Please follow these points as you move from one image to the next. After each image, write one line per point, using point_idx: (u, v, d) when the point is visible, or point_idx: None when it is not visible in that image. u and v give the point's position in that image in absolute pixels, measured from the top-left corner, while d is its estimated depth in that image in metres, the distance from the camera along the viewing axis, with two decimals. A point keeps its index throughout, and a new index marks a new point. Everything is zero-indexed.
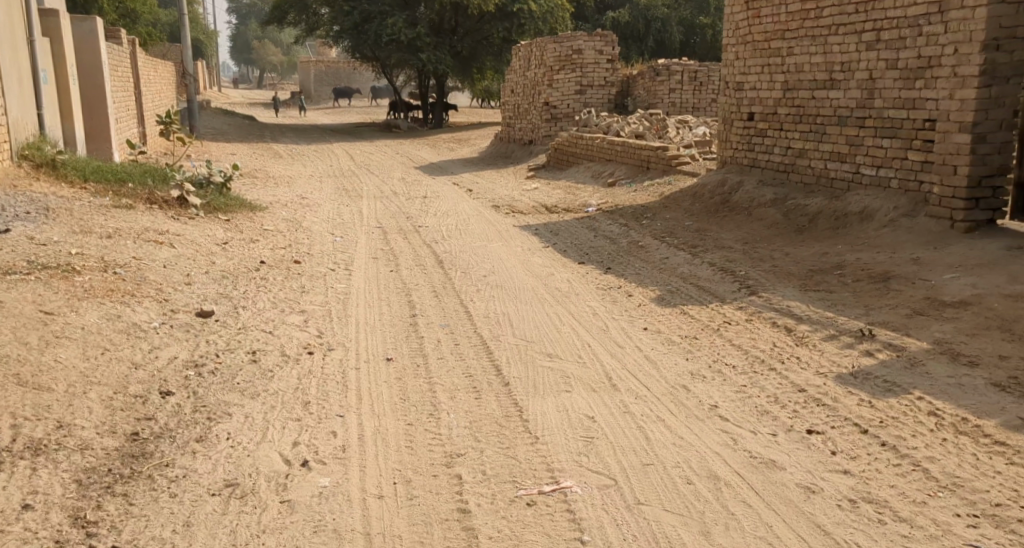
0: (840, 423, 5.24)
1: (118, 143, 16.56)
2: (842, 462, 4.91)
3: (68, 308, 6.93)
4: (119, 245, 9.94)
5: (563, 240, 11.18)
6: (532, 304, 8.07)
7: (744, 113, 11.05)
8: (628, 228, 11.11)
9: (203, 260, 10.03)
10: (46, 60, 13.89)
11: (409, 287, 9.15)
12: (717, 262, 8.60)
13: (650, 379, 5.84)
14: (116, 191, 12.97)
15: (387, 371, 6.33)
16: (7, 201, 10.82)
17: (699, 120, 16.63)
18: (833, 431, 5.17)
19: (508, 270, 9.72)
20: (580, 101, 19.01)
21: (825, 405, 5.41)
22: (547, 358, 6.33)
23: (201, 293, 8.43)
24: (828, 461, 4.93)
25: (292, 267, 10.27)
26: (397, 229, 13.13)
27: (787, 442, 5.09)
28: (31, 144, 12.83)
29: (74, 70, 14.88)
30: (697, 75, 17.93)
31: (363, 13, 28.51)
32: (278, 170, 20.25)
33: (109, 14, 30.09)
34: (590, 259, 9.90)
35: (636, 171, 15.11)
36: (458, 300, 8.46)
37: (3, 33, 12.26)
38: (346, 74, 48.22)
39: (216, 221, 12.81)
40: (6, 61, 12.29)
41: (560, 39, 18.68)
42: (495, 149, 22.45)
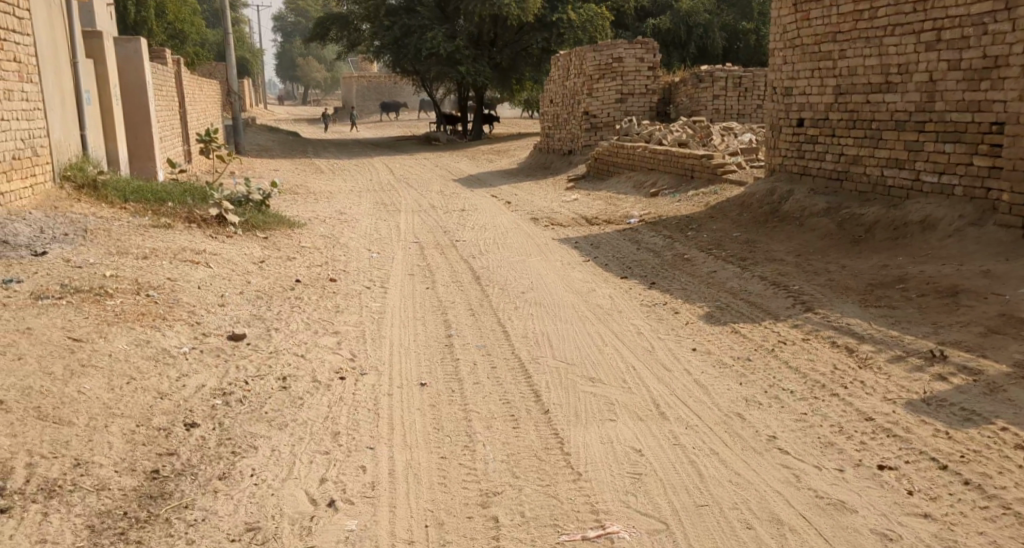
0: (914, 457, 4.84)
1: (161, 161, 16.50)
2: (921, 504, 4.51)
3: (97, 334, 6.71)
4: (154, 265, 9.77)
5: (604, 253, 10.82)
6: (572, 322, 7.73)
7: (793, 119, 10.63)
8: (672, 240, 10.73)
9: (238, 279, 9.82)
10: (89, 80, 13.86)
11: (445, 306, 8.84)
12: (769, 276, 8.20)
13: (700, 405, 5.46)
14: (154, 210, 12.86)
15: (422, 397, 6.02)
16: (46, 223, 10.72)
17: (744, 127, 16.18)
18: (907, 467, 4.77)
19: (548, 286, 9.38)
20: (621, 110, 18.65)
21: (897, 436, 5.01)
22: (589, 383, 5.98)
23: (234, 314, 8.19)
24: (905, 502, 4.53)
25: (327, 285, 10.01)
26: (436, 244, 12.86)
27: (857, 480, 4.70)
28: (74, 164, 12.78)
29: (118, 90, 14.85)
30: (741, 81, 17.47)
31: (403, 27, 28.45)
32: (318, 185, 20.13)
33: (159, 35, 30.38)
34: (633, 273, 9.53)
35: (679, 180, 14.71)
36: (495, 319, 8.14)
37: (44, 54, 12.25)
38: (389, 89, 48.23)
39: (254, 239, 12.64)
40: (47, 81, 12.28)
41: (599, 47, 18.35)
42: (535, 160, 22.15)
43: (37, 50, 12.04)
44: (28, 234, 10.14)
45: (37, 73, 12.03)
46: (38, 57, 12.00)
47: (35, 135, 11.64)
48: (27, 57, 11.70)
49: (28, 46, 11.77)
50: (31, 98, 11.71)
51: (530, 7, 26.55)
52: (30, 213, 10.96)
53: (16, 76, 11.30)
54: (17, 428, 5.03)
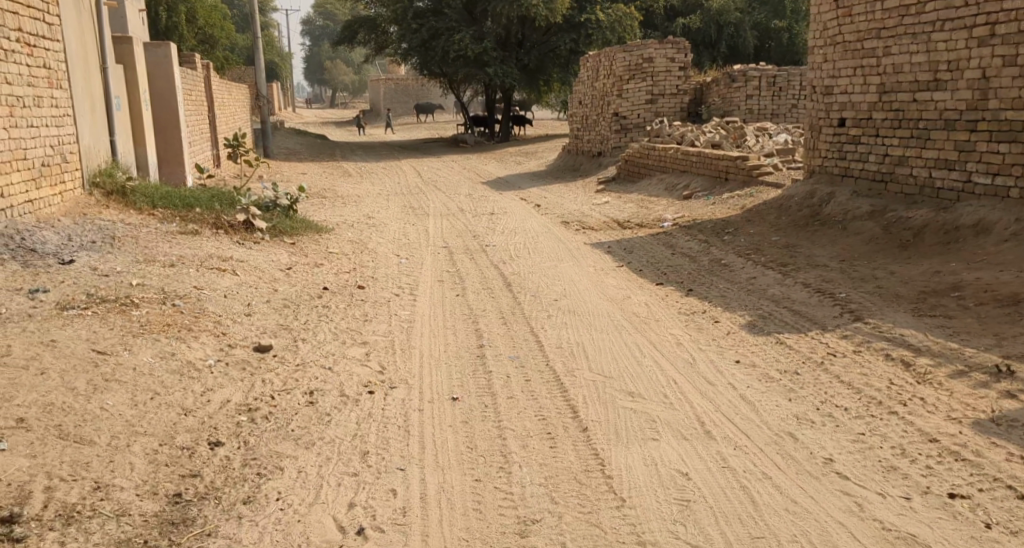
0: (988, 484, 4.57)
1: (190, 165, 16.37)
2: (1000, 539, 4.24)
3: (121, 346, 6.49)
4: (181, 273, 9.60)
5: (638, 258, 10.55)
6: (609, 332, 7.47)
7: (834, 119, 10.32)
8: (708, 244, 10.45)
9: (265, 287, 9.64)
10: (119, 86, 13.76)
11: (476, 314, 8.61)
12: (813, 283, 7.91)
13: (749, 423, 5.20)
14: (182, 216, 12.72)
15: (455, 413, 5.80)
16: (73, 231, 10.59)
17: (779, 128, 15.84)
18: (981, 496, 4.51)
19: (582, 293, 9.12)
20: (651, 111, 18.36)
21: (967, 461, 4.74)
22: (628, 398, 5.74)
23: (260, 324, 8.00)
24: (982, 536, 4.26)
25: (355, 293, 9.81)
26: (465, 249, 12.63)
27: (926, 509, 4.43)
28: (103, 170, 12.67)
29: (148, 96, 14.75)
30: (776, 80, 17.12)
31: (431, 30, 28.29)
32: (345, 189, 19.99)
33: (188, 40, 30.36)
34: (669, 280, 9.26)
35: (712, 182, 14.40)
36: (528, 328, 7.90)
37: (74, 61, 12.17)
38: (418, 92, 47.83)
39: (282, 245, 12.48)
40: (77, 89, 12.18)
41: (629, 47, 18.06)
42: (564, 162, 21.89)
43: (67, 57, 11.94)
44: (55, 242, 10.00)
45: (67, 80, 11.93)
46: (68, 64, 11.91)
47: (64, 141, 11.53)
48: (57, 64, 11.61)
49: (58, 53, 11.67)
50: (61, 105, 11.61)
51: (558, 7, 26.30)
52: (59, 221, 10.84)
53: (46, 83, 11.21)
54: (37, 448, 4.85)
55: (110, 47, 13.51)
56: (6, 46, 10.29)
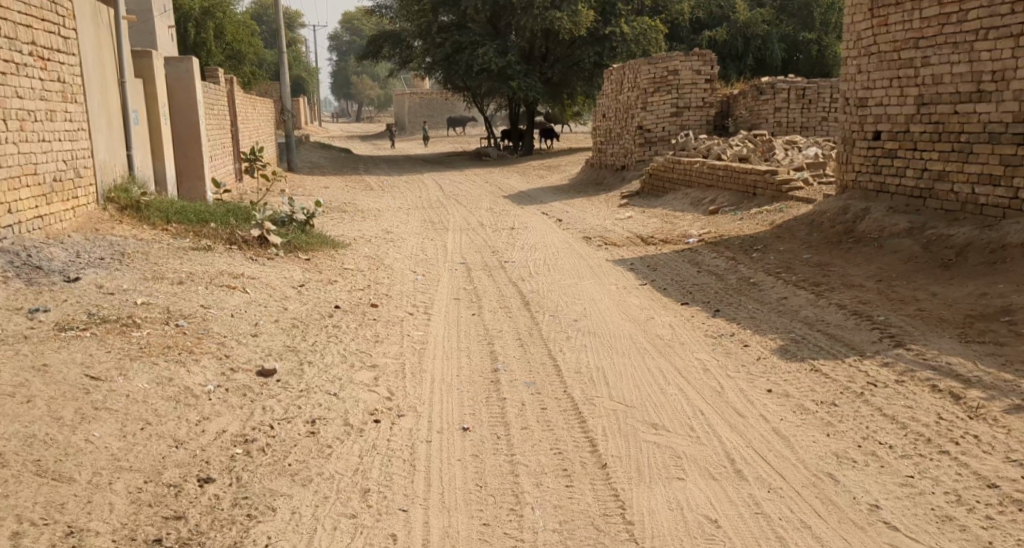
0: None
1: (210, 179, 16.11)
2: None
3: (116, 371, 6.14)
4: (190, 291, 9.28)
5: (662, 276, 10.15)
6: (631, 356, 7.08)
7: (868, 131, 9.91)
8: (735, 262, 10.05)
9: (276, 305, 9.30)
10: (137, 99, 13.53)
11: (492, 335, 8.24)
12: (849, 305, 7.50)
13: (783, 462, 4.81)
14: (195, 232, 12.44)
15: (465, 444, 5.44)
16: (82, 248, 10.30)
17: (809, 141, 15.41)
18: None
19: (602, 313, 8.73)
20: (676, 124, 17.96)
21: None
22: (651, 430, 5.36)
23: (266, 345, 7.64)
24: None
25: (368, 311, 9.46)
26: (483, 265, 12.27)
27: None
28: (119, 185, 12.42)
29: (168, 110, 14.50)
30: (804, 92, 16.66)
31: (455, 43, 28.07)
32: (366, 203, 19.70)
33: (217, 55, 30.21)
34: (694, 299, 8.86)
35: (739, 197, 14.00)
36: (546, 350, 7.53)
37: (91, 75, 11.94)
38: (440, 106, 47.71)
39: (297, 261, 12.15)
40: (94, 103, 11.96)
41: (653, 60, 17.72)
42: (586, 175, 21.52)
43: (84, 71, 11.71)
44: (62, 259, 9.71)
45: (83, 94, 11.70)
46: (84, 78, 11.68)
47: (77, 156, 11.27)
48: (72, 77, 11.38)
49: (74, 66, 11.45)
50: (76, 119, 11.37)
51: (582, 20, 25.96)
52: (68, 237, 10.57)
53: (60, 97, 10.97)
54: (10, 487, 4.53)
55: (129, 60, 13.27)
56: (18, 59, 10.06)
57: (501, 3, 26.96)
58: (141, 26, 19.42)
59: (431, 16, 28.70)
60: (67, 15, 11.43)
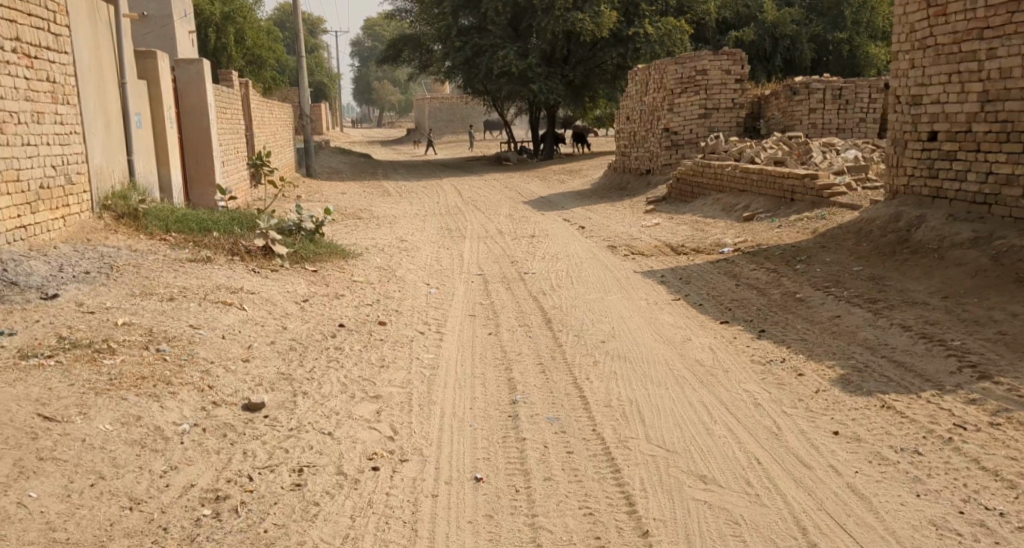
0: None
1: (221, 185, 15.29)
2: None
3: (76, 410, 5.34)
4: (181, 309, 8.46)
5: (698, 291, 9.27)
6: (668, 386, 6.21)
7: (922, 131, 8.98)
8: (778, 274, 9.17)
9: (273, 324, 8.47)
10: (140, 101, 12.73)
11: (509, 360, 7.39)
12: (915, 327, 6.62)
13: (867, 534, 4.09)
14: (196, 241, 11.63)
15: (477, 499, 4.61)
16: (67, 260, 9.52)
17: (848, 143, 14.51)
18: None
19: (633, 333, 7.86)
20: (704, 126, 17.04)
21: None
22: (699, 483, 4.55)
23: (256, 372, 6.79)
24: None
25: (375, 331, 8.60)
26: (502, 277, 11.41)
27: None
28: (116, 192, 11.63)
29: (174, 113, 13.72)
30: (841, 92, 15.69)
31: (474, 47, 27.28)
32: (381, 209, 18.89)
33: (236, 61, 29.53)
34: (735, 318, 8.00)
35: (776, 202, 13.11)
36: (571, 378, 6.68)
37: (85, 75, 11.14)
38: (460, 110, 46.86)
39: (303, 273, 11.32)
40: (90, 105, 11.17)
41: (681, 59, 16.84)
42: (610, 180, 20.63)
43: (77, 72, 10.93)
44: (44, 272, 8.93)
45: (76, 96, 10.90)
46: (77, 78, 10.92)
47: (68, 161, 10.49)
48: (64, 77, 10.62)
49: (66, 65, 10.69)
50: (67, 122, 10.59)
51: (605, 21, 25.06)
52: (55, 248, 9.81)
53: (49, 98, 10.21)
54: None
55: (130, 60, 12.50)
56: None
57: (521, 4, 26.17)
58: (159, 30, 18.72)
59: (451, 19, 28.06)
60: (60, 11, 10.67)
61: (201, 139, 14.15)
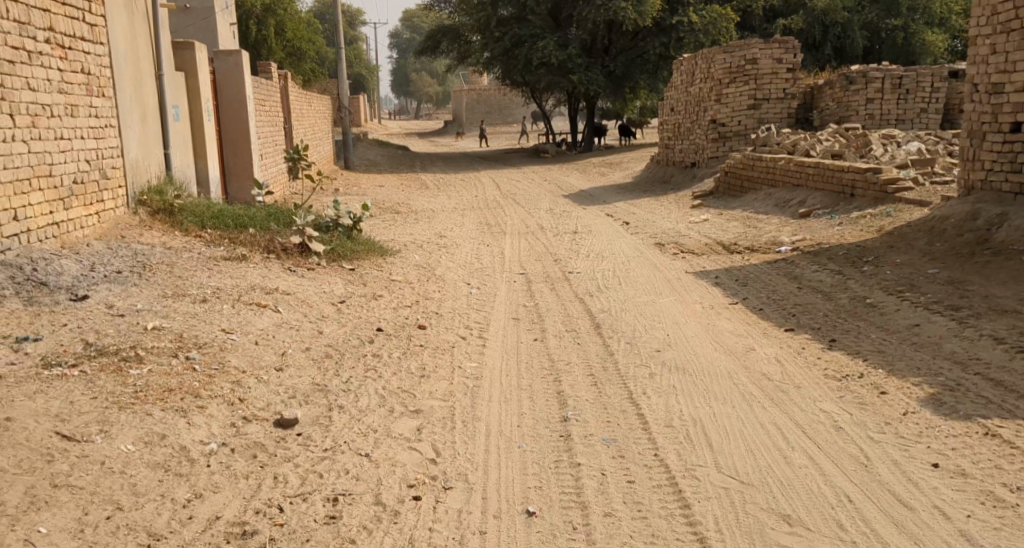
0: None
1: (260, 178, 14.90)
2: None
3: (96, 426, 4.94)
4: (213, 311, 8.07)
5: (758, 295, 8.76)
6: (734, 404, 5.75)
7: (1004, 122, 8.48)
8: (844, 278, 8.69)
9: (309, 328, 8.06)
10: (178, 93, 12.36)
11: (558, 370, 6.93)
12: (1009, 339, 6.16)
13: None
14: (231, 238, 11.24)
15: (530, 538, 4.35)
16: (98, 258, 9.16)
17: (909, 135, 13.91)
18: None
19: (690, 342, 7.38)
20: (754, 117, 16.43)
21: None
22: (782, 524, 4.30)
23: (291, 383, 6.36)
24: None
25: (415, 335, 8.19)
26: (545, 276, 10.94)
27: None
28: (151, 186, 11.30)
29: (212, 105, 13.34)
30: (901, 81, 15.06)
31: (514, 37, 26.71)
32: (420, 203, 18.48)
33: (277, 53, 29.25)
34: (801, 326, 7.52)
35: (834, 199, 12.56)
36: (626, 394, 6.23)
37: (121, 67, 10.79)
38: (499, 102, 46.35)
39: (341, 272, 10.91)
40: (125, 97, 10.82)
41: (730, 48, 16.25)
42: (653, 174, 20.05)
43: (112, 62, 10.56)
44: (74, 271, 8.57)
45: (110, 87, 10.53)
46: (113, 70, 10.56)
47: (102, 155, 10.12)
48: (99, 69, 10.24)
49: (101, 57, 10.31)
50: (102, 115, 10.22)
51: (648, 10, 24.43)
52: (88, 245, 9.48)
53: (84, 90, 9.86)
54: None
55: (167, 50, 12.12)
56: (32, 47, 8.95)
57: None
58: (201, 23, 18.43)
59: (491, 9, 27.40)
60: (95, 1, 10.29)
61: (240, 133, 13.79)
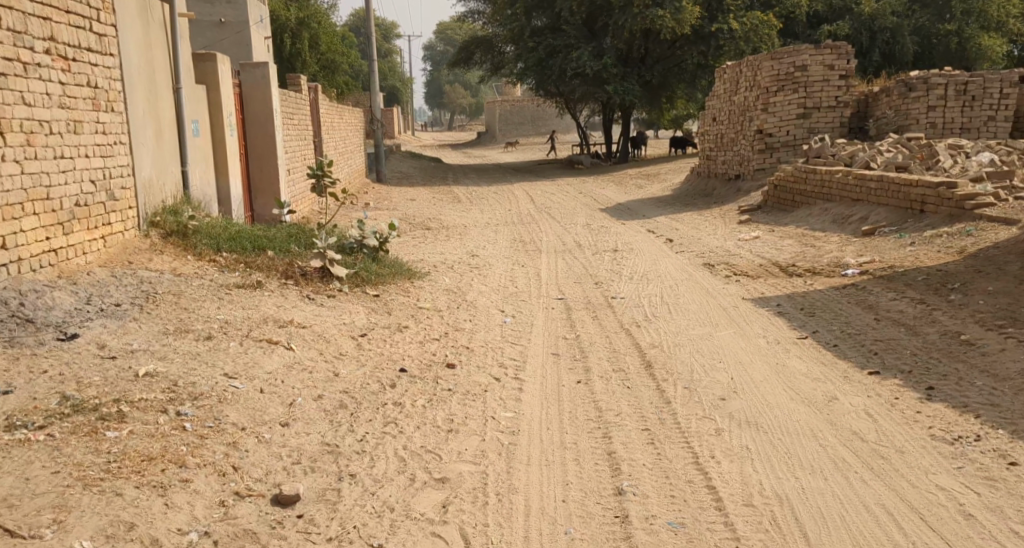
0: None
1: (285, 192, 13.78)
2: None
3: (51, 511, 4.47)
4: (218, 352, 7.12)
5: (828, 330, 7.79)
6: (825, 473, 5.08)
7: None
8: (930, 312, 7.86)
9: (323, 370, 7.15)
10: (198, 105, 11.20)
11: (608, 423, 5.98)
12: None
13: None
14: (247, 262, 10.07)
15: None
16: (99, 288, 8.03)
17: (979, 144, 12.88)
18: None
19: (761, 389, 6.41)
20: (804, 127, 15.37)
21: None
22: None
23: (297, 445, 5.42)
24: None
25: (442, 375, 7.27)
26: (586, 302, 9.95)
27: None
28: (166, 207, 10.11)
29: (235, 119, 12.18)
30: (966, 88, 13.97)
31: (548, 47, 25.82)
32: (451, 218, 17.56)
33: (310, 66, 28.42)
34: (887, 370, 6.59)
35: (901, 215, 11.58)
36: (690, 457, 5.34)
37: (136, 80, 9.67)
38: (532, 112, 45.38)
39: (364, 298, 9.95)
40: (139, 112, 9.65)
41: (777, 55, 15.22)
42: (695, 185, 19.01)
43: (124, 73, 9.37)
44: (68, 304, 7.42)
45: (122, 102, 9.35)
46: (124, 81, 9.38)
47: (111, 175, 8.97)
48: (107, 82, 9.05)
49: (110, 69, 9.13)
50: (110, 131, 9.03)
51: (687, 18, 23.27)
52: (90, 271, 8.36)
53: (89, 103, 8.69)
54: None
55: (186, 60, 10.93)
56: (27, 58, 7.86)
57: (599, 2, 24.80)
58: (234, 36, 17.60)
59: (524, 19, 26.51)
60: (104, 8, 9.12)
61: (267, 148, 12.69)
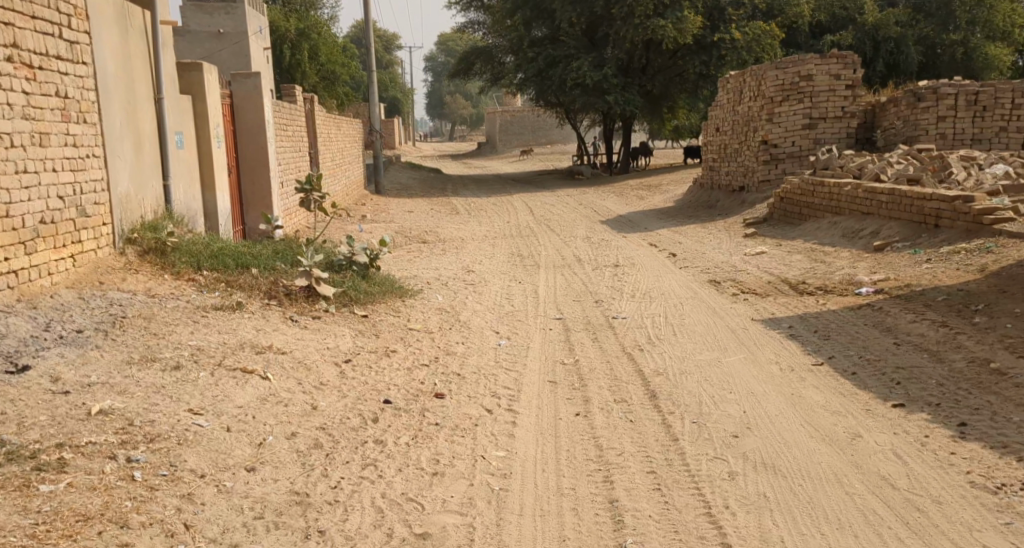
0: None
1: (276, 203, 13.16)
2: None
3: None
4: (184, 384, 6.53)
5: (845, 355, 7.21)
6: (858, 532, 4.57)
7: None
8: (956, 336, 7.29)
9: (300, 403, 6.57)
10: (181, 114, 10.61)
11: (611, 463, 5.41)
12: None
13: None
14: (228, 280, 9.46)
15: None
16: (62, 314, 7.46)
17: (992, 156, 12.34)
18: None
19: (780, 424, 5.83)
20: (810, 137, 14.80)
21: None
22: None
23: (261, 495, 4.94)
24: None
25: (431, 408, 6.69)
26: (586, 323, 9.35)
27: None
28: (147, 222, 9.49)
29: (223, 129, 11.57)
30: (977, 97, 13.43)
31: (548, 57, 25.29)
32: (449, 231, 16.98)
33: (308, 77, 27.87)
34: (913, 402, 6.03)
35: (915, 230, 11.02)
36: (703, 507, 4.84)
37: (115, 92, 9.11)
38: (534, 122, 44.92)
39: (351, 318, 9.35)
40: (116, 123, 9.05)
41: (782, 63, 14.69)
42: (699, 196, 18.44)
43: (98, 83, 8.77)
44: (23, 331, 6.83)
45: (97, 114, 8.75)
46: (99, 91, 8.78)
47: (83, 189, 8.37)
48: (79, 92, 8.47)
49: (82, 78, 8.54)
50: (82, 143, 8.44)
51: (689, 27, 22.67)
52: (55, 294, 7.77)
53: (58, 115, 8.11)
54: None
55: (168, 67, 10.34)
56: None
57: (598, 12, 24.30)
58: None
59: (524, 29, 26.12)
60: (77, 13, 8.52)
61: (256, 158, 12.09)
